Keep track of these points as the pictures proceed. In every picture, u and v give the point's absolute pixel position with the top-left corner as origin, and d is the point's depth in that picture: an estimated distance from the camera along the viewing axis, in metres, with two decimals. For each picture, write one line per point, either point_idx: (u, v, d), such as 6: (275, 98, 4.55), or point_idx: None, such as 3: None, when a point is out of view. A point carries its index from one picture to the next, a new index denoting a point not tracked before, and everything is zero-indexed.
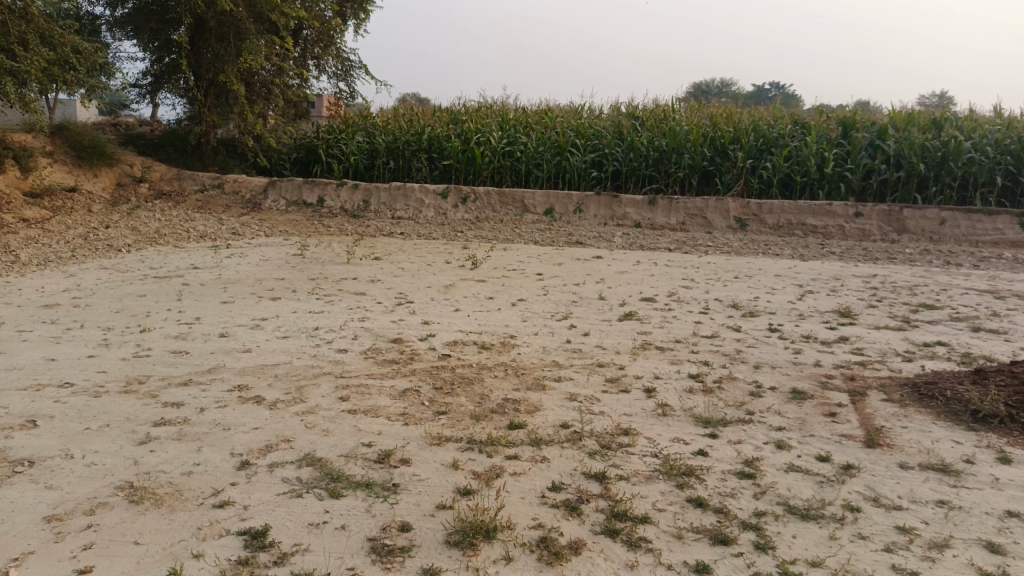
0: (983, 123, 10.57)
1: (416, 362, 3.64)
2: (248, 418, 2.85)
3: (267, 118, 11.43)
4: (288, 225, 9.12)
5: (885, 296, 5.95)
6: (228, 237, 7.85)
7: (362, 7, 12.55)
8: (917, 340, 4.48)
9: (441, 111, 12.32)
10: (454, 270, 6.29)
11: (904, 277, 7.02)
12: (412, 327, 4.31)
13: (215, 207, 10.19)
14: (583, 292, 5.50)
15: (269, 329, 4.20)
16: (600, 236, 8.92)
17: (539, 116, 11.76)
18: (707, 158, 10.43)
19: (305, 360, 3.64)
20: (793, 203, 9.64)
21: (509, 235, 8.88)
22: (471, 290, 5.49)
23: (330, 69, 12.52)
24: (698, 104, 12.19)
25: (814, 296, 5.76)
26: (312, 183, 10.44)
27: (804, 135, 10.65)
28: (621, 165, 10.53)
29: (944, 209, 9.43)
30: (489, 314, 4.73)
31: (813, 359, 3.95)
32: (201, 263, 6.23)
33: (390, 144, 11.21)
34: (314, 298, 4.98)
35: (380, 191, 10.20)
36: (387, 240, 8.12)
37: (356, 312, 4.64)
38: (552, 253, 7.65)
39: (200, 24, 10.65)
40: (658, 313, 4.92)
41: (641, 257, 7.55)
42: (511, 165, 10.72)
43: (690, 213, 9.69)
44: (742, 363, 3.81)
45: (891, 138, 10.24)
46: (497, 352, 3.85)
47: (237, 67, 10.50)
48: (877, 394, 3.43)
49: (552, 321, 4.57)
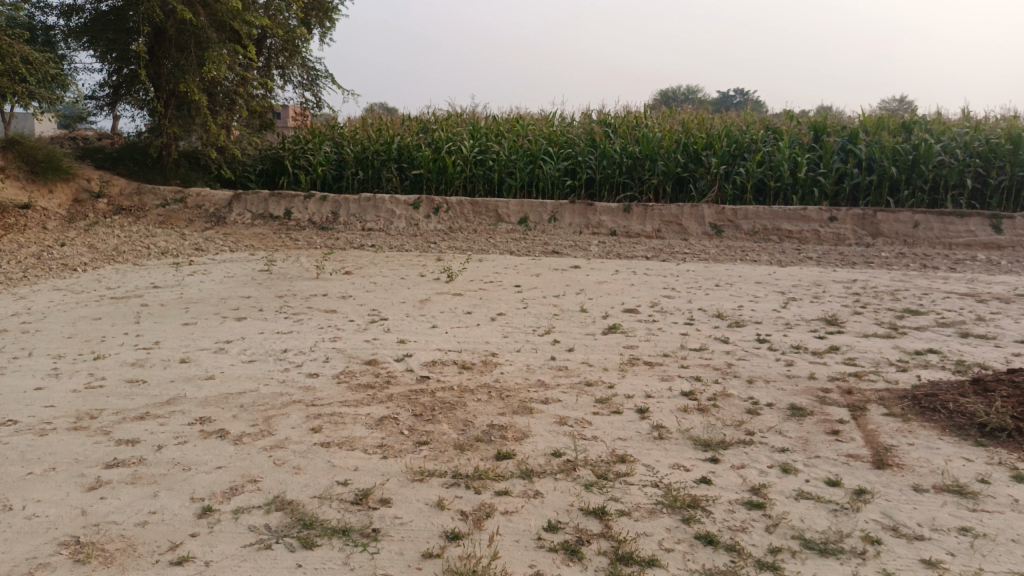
0: (952, 126, 10.64)
1: (392, 386, 3.42)
2: (210, 456, 2.61)
3: (231, 129, 11.11)
4: (255, 239, 8.82)
5: (869, 301, 5.85)
6: (191, 253, 7.54)
7: (327, 15, 12.30)
8: (908, 348, 4.37)
9: (410, 120, 12.09)
10: (428, 284, 6.06)
11: (884, 281, 6.96)
12: (386, 347, 4.08)
13: (178, 221, 9.84)
14: (563, 305, 5.32)
15: (234, 353, 3.94)
16: (576, 245, 8.77)
17: (510, 124, 11.61)
18: (681, 165, 10.35)
19: (273, 386, 3.39)
20: (768, 209, 9.59)
21: (484, 246, 8.68)
22: (447, 304, 5.28)
23: (295, 78, 12.25)
24: (669, 110, 12.13)
25: (799, 304, 5.64)
26: (278, 195, 10.14)
27: (776, 139, 10.63)
28: (595, 172, 10.40)
29: (917, 212, 9.44)
30: (468, 330, 4.51)
31: (807, 371, 3.81)
32: (161, 282, 5.93)
33: (359, 154, 10.96)
34: (283, 317, 4.73)
35: (350, 202, 9.95)
36: (358, 253, 7.88)
37: (327, 331, 4.40)
38: (529, 263, 7.46)
39: (159, 33, 10.33)
40: (642, 325, 4.75)
41: (619, 266, 7.40)
42: (484, 174, 10.53)
43: (666, 220, 9.58)
44: (735, 377, 3.65)
45: (862, 142, 10.26)
46: (478, 372, 3.65)
47: (198, 78, 10.19)
48: (877, 409, 3.29)
49: (533, 337, 4.37)
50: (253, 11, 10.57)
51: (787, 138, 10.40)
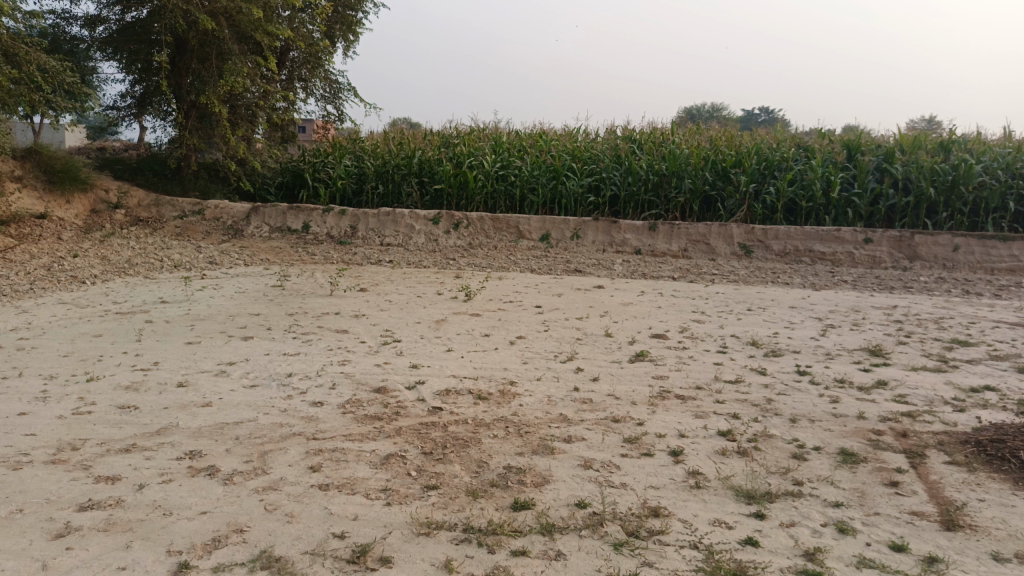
0: (992, 146, 10.24)
1: (402, 418, 3.14)
2: (196, 498, 2.35)
3: (251, 141, 11.00)
4: (271, 253, 8.64)
5: (912, 330, 5.50)
6: (205, 267, 7.37)
7: (350, 28, 12.20)
8: (962, 384, 4.03)
9: (432, 134, 11.93)
10: (445, 303, 5.80)
11: (926, 308, 6.59)
12: (398, 373, 3.81)
13: (194, 234, 9.71)
14: (587, 328, 5.03)
15: (236, 377, 3.69)
16: (600, 264, 8.48)
17: (533, 139, 11.38)
18: (708, 183, 10.05)
19: (273, 416, 3.13)
20: (800, 229, 9.24)
21: (504, 263, 8.42)
22: (464, 326, 5.00)
23: (317, 91, 12.15)
24: (697, 127, 11.84)
25: (838, 332, 5.30)
26: (297, 208, 9.99)
27: (808, 158, 10.29)
28: (620, 189, 10.11)
29: (956, 235, 9.05)
30: (485, 355, 4.24)
31: (854, 410, 3.48)
32: (170, 297, 5.73)
33: (379, 168, 10.79)
34: (291, 337, 4.49)
35: (368, 217, 9.75)
36: (375, 269, 7.66)
37: (336, 354, 4.14)
38: (551, 282, 7.19)
39: (181, 44, 10.27)
40: (671, 353, 4.44)
41: (644, 287, 7.10)
42: (505, 190, 10.29)
43: (693, 240, 9.26)
44: (776, 416, 3.33)
45: (898, 161, 9.89)
46: (496, 404, 3.36)
47: (219, 89, 10.09)
48: (937, 455, 2.95)
49: (555, 363, 4.09)
50: (275, 23, 10.47)
51: (820, 156, 10.06)
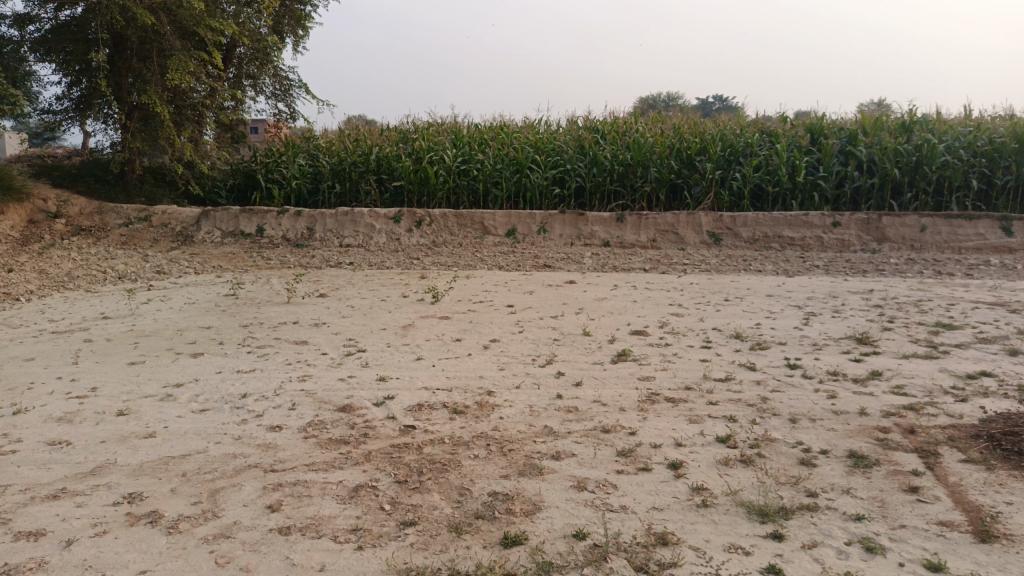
0: (953, 125, 10.25)
1: (372, 440, 2.83)
2: (134, 553, 2.02)
3: (199, 143, 10.51)
4: (223, 259, 8.21)
5: (894, 315, 5.35)
6: (152, 277, 6.93)
7: (299, 23, 11.74)
8: (957, 371, 3.86)
9: (389, 130, 11.55)
10: (411, 306, 5.48)
11: (902, 291, 6.47)
12: (365, 388, 3.49)
13: (141, 242, 9.21)
14: (564, 328, 4.76)
15: (185, 401, 3.33)
16: (568, 258, 8.24)
17: (494, 132, 11.10)
18: (674, 171, 9.87)
19: (225, 446, 2.80)
20: (768, 215, 9.11)
21: (470, 261, 8.12)
22: (434, 330, 4.70)
23: (267, 89, 11.70)
24: (659, 114, 11.67)
25: (820, 320, 5.13)
26: (250, 211, 9.54)
27: (772, 143, 10.18)
28: (585, 181, 9.88)
29: (923, 215, 9.00)
30: (458, 362, 3.94)
31: (854, 405, 3.27)
32: (112, 311, 5.31)
33: (336, 166, 10.39)
34: (246, 352, 4.13)
35: (326, 217, 9.35)
36: (335, 273, 7.29)
37: (296, 369, 3.80)
38: (521, 279, 6.92)
39: (119, 42, 9.72)
40: (655, 351, 4.20)
41: (617, 281, 6.87)
42: (468, 185, 9.97)
43: (661, 229, 9.08)
44: (775, 416, 3.11)
45: (862, 143, 9.84)
46: (474, 418, 3.07)
47: (162, 88, 9.58)
48: (952, 453, 2.75)
49: (534, 368, 3.81)
50: (220, 17, 10.00)
51: (784, 141, 9.95)
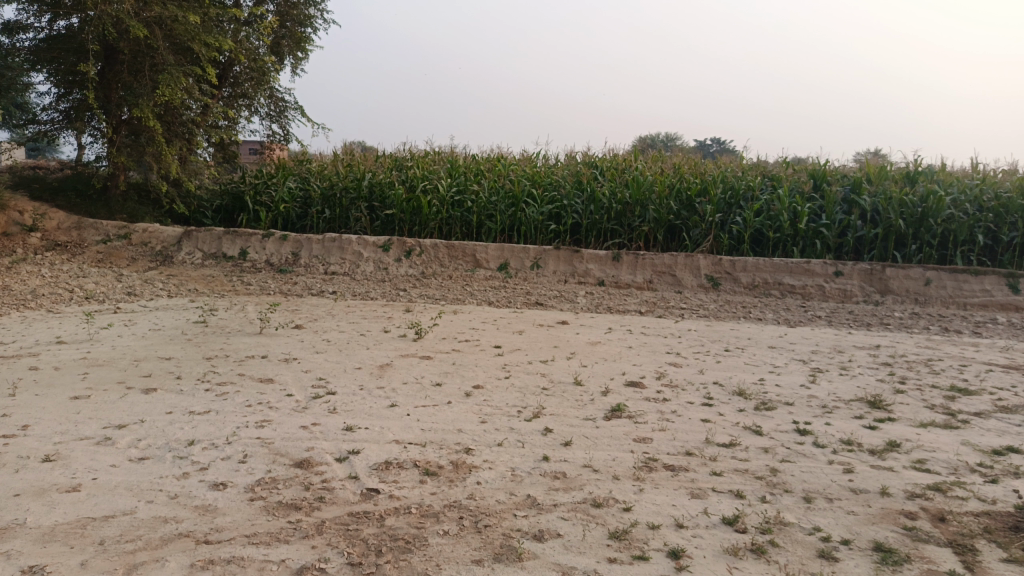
0: (958, 178, 10.05)
1: (329, 506, 2.47)
2: None
3: (187, 161, 10.22)
4: (201, 282, 7.85)
5: (905, 375, 5.03)
6: (121, 298, 6.57)
7: (299, 45, 11.55)
8: (982, 445, 3.51)
9: (384, 156, 11.29)
10: (392, 343, 5.12)
11: (910, 348, 6.16)
12: (329, 438, 3.13)
13: (118, 260, 8.87)
14: (553, 374, 4.41)
15: (123, 446, 2.96)
16: (561, 296, 7.92)
17: (491, 163, 10.85)
18: (673, 212, 9.60)
19: (157, 506, 2.43)
20: (768, 261, 8.82)
21: (459, 295, 7.79)
22: (413, 371, 4.35)
23: (262, 110, 11.46)
24: (659, 152, 11.47)
25: (828, 378, 4.79)
26: (234, 233, 9.20)
27: (774, 187, 9.95)
28: (582, 218, 9.60)
29: (928, 268, 8.74)
30: (435, 411, 3.58)
31: (874, 484, 2.92)
32: (69, 335, 4.94)
33: (326, 191, 10.11)
34: (203, 391, 3.77)
35: (313, 242, 9.02)
36: (315, 302, 6.94)
37: (255, 414, 3.44)
38: (510, 317, 6.58)
39: (111, 55, 9.45)
40: (651, 406, 3.85)
41: (612, 323, 6.54)
42: (461, 216, 9.68)
43: (658, 271, 8.78)
44: (787, 494, 2.76)
45: (866, 192, 9.63)
46: (447, 483, 2.71)
47: (152, 103, 9.29)
48: (991, 549, 2.40)
49: (518, 422, 3.45)
50: (216, 34, 9.77)
51: (787, 186, 9.72)
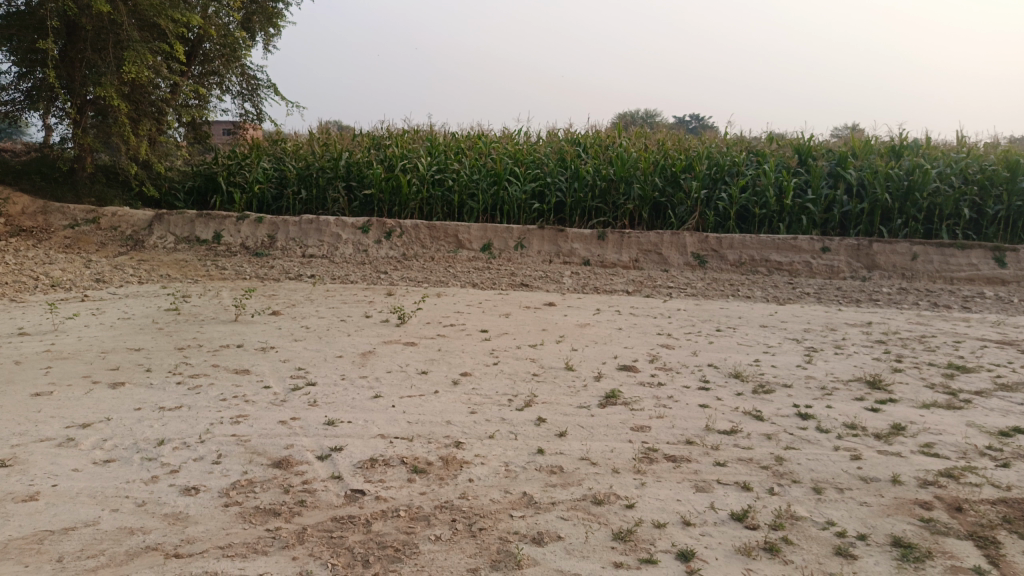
0: (943, 151, 9.98)
1: (311, 511, 2.29)
2: None
3: (156, 141, 9.87)
4: (173, 268, 7.58)
5: (901, 353, 4.92)
6: (89, 286, 6.30)
7: (271, 21, 11.17)
8: (988, 426, 3.40)
9: (362, 135, 11.00)
10: (374, 329, 4.92)
11: (902, 324, 6.07)
12: (310, 434, 2.94)
13: (87, 245, 8.55)
14: (543, 359, 4.24)
15: (87, 448, 2.75)
16: (546, 276, 7.74)
17: (471, 141, 10.61)
18: (658, 189, 9.43)
19: (123, 515, 2.23)
20: (755, 237, 8.70)
21: (442, 276, 7.59)
22: (397, 359, 4.16)
23: (234, 88, 11.11)
24: (642, 128, 11.28)
25: (824, 357, 4.67)
26: (207, 216, 8.91)
27: (759, 163, 9.82)
28: (565, 196, 9.41)
29: (914, 243, 8.67)
30: (422, 402, 3.39)
31: (883, 471, 2.80)
32: (32, 326, 4.68)
33: (303, 171, 9.81)
34: (175, 384, 3.55)
35: (289, 225, 8.76)
36: (293, 286, 6.71)
37: (230, 409, 3.23)
38: (495, 299, 6.40)
39: (73, 32, 9.02)
40: (647, 391, 3.69)
41: (600, 304, 6.38)
42: (442, 195, 9.44)
43: (644, 249, 8.62)
44: (797, 485, 2.62)
45: (852, 166, 9.53)
46: (437, 481, 2.54)
47: (118, 81, 8.90)
48: (1014, 540, 2.28)
49: (509, 412, 3.28)
50: (184, 9, 9.39)
51: (773, 161, 9.59)
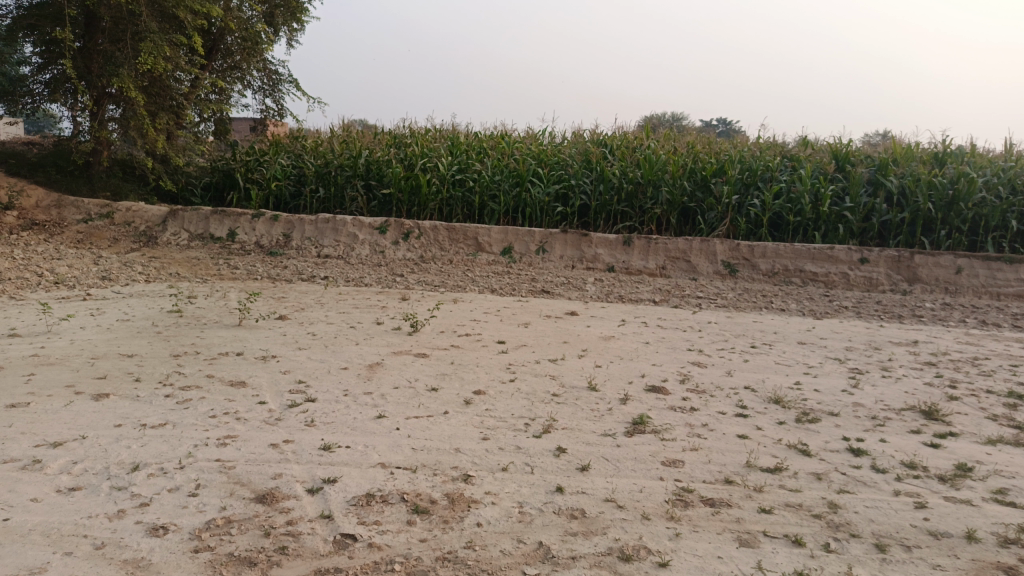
0: (989, 159, 9.48)
1: (293, 563, 1.98)
2: None
3: (174, 136, 9.68)
4: (184, 266, 7.36)
5: (955, 378, 4.51)
6: (93, 284, 6.07)
7: (294, 16, 10.95)
8: None
9: (383, 133, 10.74)
10: (384, 338, 4.61)
11: (951, 344, 5.64)
12: (302, 461, 2.63)
13: (99, 241, 8.37)
14: (564, 377, 3.90)
15: (52, 473, 2.47)
16: (569, 283, 7.40)
17: (495, 141, 10.30)
18: (687, 193, 9.05)
19: (76, 561, 1.94)
20: (790, 246, 8.28)
21: (460, 281, 7.28)
22: (406, 373, 3.84)
23: (255, 84, 10.92)
24: (671, 131, 10.90)
25: (871, 382, 4.28)
26: (221, 213, 8.69)
27: (794, 168, 9.40)
28: (590, 199, 9.06)
29: (959, 255, 8.20)
30: (430, 425, 3.07)
31: (955, 525, 2.42)
32: (25, 328, 4.44)
33: (321, 169, 9.57)
34: (163, 398, 3.27)
35: (305, 223, 8.50)
36: (304, 288, 6.43)
37: (218, 428, 2.94)
38: (514, 306, 6.07)
39: (91, 23, 8.84)
40: (679, 418, 3.34)
41: (625, 315, 6.03)
42: (463, 196, 9.13)
43: (671, 256, 8.24)
44: (856, 541, 2.27)
45: (892, 174, 9.08)
46: (440, 525, 2.22)
47: (135, 72, 8.71)
48: None
49: (525, 440, 2.94)
50: (203, 1, 9.17)
51: (809, 167, 9.16)
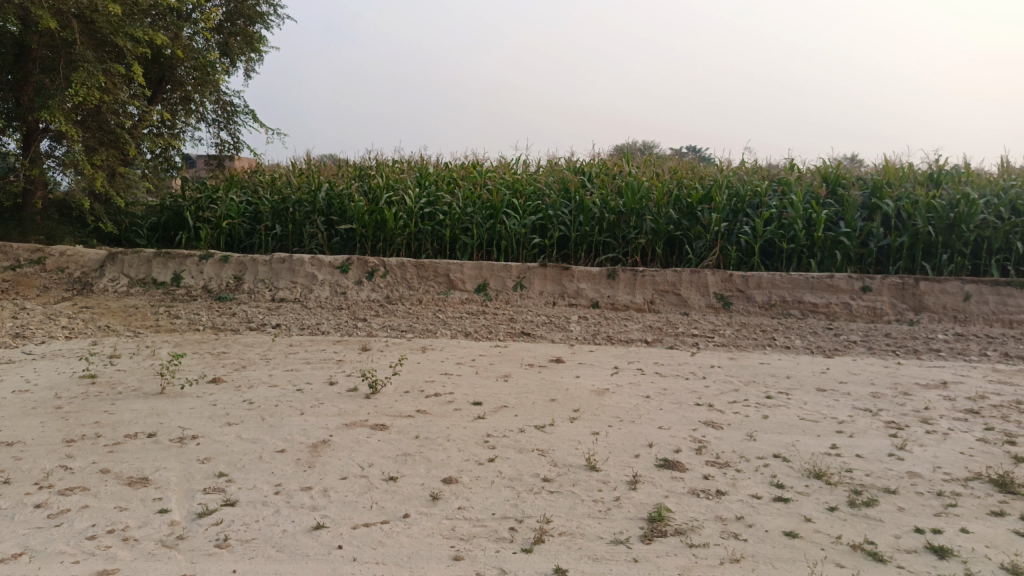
0: (986, 179, 8.98)
1: None
2: None
3: (117, 174, 8.73)
4: (119, 316, 6.54)
5: (1009, 430, 3.84)
6: (4, 344, 5.24)
7: (251, 45, 10.26)
8: None
9: (346, 165, 10.04)
10: (336, 404, 3.84)
11: (983, 385, 5.00)
12: None
13: (27, 289, 7.51)
14: (556, 453, 3.16)
15: None
16: (550, 322, 6.69)
17: (466, 171, 9.65)
18: (673, 222, 8.42)
19: None
20: (786, 276, 7.67)
21: (430, 324, 6.54)
22: (358, 454, 3.08)
23: (209, 116, 10.19)
24: (652, 156, 10.35)
25: (918, 441, 3.60)
26: (166, 255, 7.88)
27: (784, 192, 8.84)
28: (570, 230, 8.41)
29: (966, 280, 7.60)
30: (384, 538, 2.31)
31: None
32: None
33: (277, 205, 8.83)
34: (29, 510, 2.47)
35: (259, 265, 7.73)
36: (251, 340, 5.64)
37: (94, 559, 2.15)
38: (492, 355, 5.33)
39: (23, 53, 8.03)
40: (706, 509, 2.62)
41: (617, 360, 5.32)
42: (432, 230, 8.42)
43: (660, 289, 7.58)
44: None
45: (888, 196, 8.55)
46: None
47: (68, 104, 7.82)
48: None
49: (513, 558, 2.21)
50: (146, 26, 8.36)
51: (800, 191, 8.60)
